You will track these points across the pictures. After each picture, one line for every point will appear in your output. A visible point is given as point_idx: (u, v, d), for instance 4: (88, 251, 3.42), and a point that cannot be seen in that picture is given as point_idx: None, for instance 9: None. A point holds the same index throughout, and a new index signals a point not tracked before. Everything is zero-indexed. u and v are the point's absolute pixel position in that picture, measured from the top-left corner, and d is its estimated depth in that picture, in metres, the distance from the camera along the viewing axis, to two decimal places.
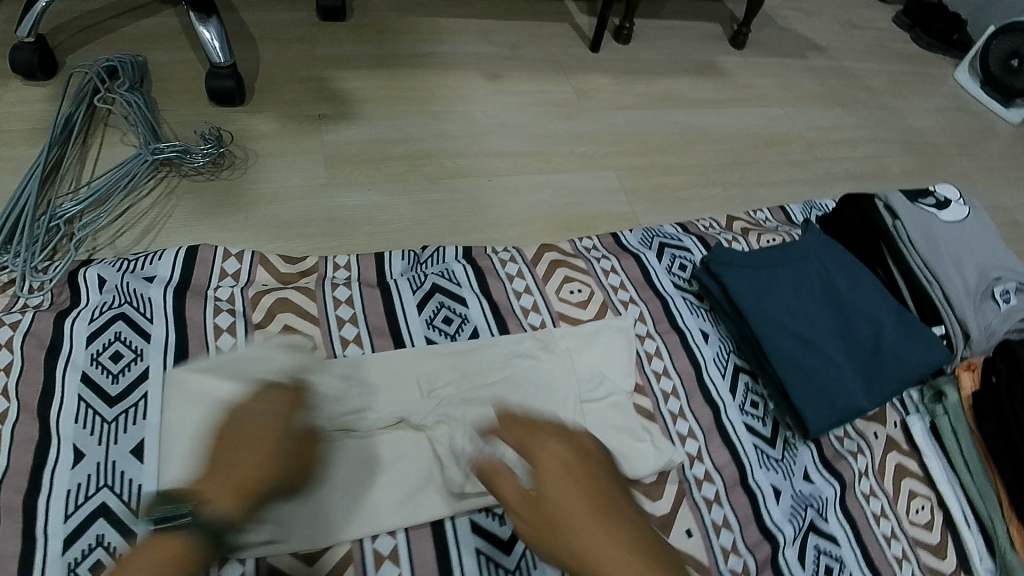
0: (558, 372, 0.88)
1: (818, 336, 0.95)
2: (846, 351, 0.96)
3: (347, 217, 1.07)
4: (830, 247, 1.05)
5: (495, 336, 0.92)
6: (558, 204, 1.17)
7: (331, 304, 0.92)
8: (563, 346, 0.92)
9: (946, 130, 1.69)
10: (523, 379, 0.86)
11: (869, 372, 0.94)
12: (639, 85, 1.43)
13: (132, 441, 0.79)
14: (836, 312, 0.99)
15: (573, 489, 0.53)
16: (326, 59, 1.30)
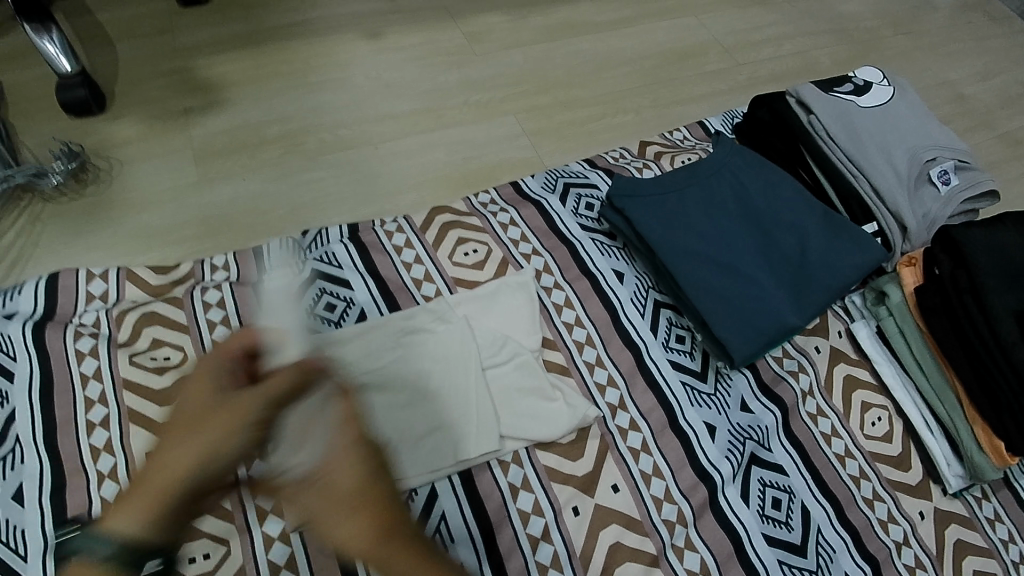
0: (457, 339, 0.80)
1: (737, 258, 0.87)
2: (770, 268, 0.88)
3: (225, 212, 0.99)
4: (744, 156, 0.96)
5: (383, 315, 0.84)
6: (453, 161, 1.09)
7: (201, 309, 0.84)
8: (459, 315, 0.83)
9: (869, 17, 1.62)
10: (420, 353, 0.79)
11: (799, 285, 0.86)
12: (536, 19, 1.33)
13: (11, 486, 0.70)
14: (757, 226, 0.91)
15: (362, 516, 0.45)
16: (189, 44, 1.18)
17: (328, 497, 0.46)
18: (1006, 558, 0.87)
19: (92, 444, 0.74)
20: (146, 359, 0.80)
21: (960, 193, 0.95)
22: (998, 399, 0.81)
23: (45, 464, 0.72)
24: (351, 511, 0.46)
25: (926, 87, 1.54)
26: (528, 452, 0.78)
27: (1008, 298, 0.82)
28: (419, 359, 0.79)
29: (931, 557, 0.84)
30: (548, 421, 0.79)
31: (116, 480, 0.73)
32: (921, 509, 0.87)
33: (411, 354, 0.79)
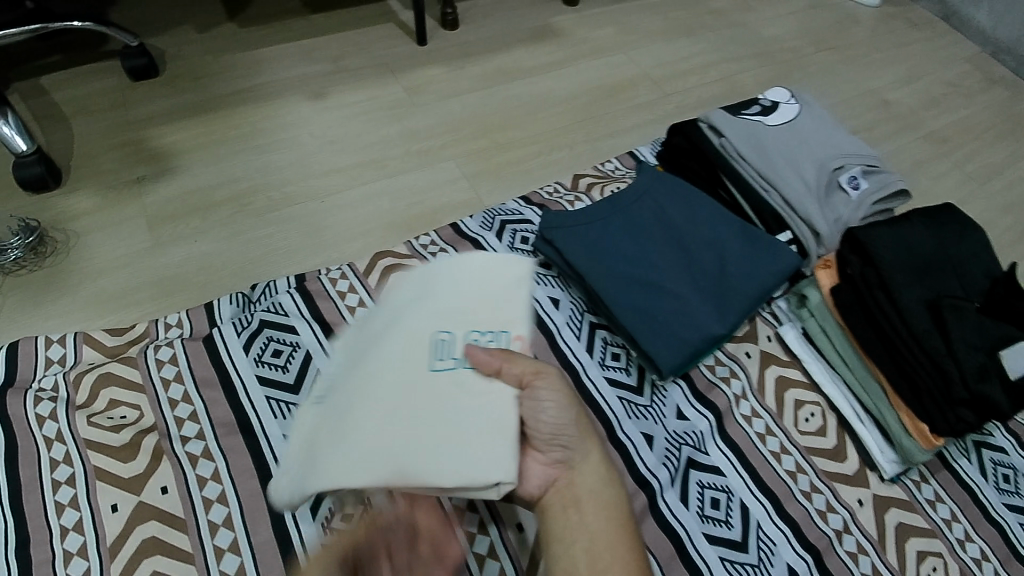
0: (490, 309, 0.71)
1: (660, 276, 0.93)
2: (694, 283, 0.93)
3: (179, 272, 1.04)
4: (663, 181, 1.03)
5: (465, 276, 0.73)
6: (397, 208, 1.15)
7: (154, 367, 0.88)
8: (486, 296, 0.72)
9: (788, 42, 1.73)
10: (414, 344, 0.68)
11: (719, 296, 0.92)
12: (472, 67, 1.41)
13: None
14: (677, 243, 0.96)
15: (617, 507, 0.65)
16: (142, 117, 1.25)
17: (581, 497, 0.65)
18: (950, 537, 0.90)
19: (57, 500, 0.76)
20: (103, 418, 0.83)
21: (870, 197, 1.01)
22: (917, 386, 0.85)
23: (9, 525, 0.74)
24: (597, 505, 0.65)
25: (850, 97, 1.63)
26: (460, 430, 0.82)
27: (915, 289, 0.86)
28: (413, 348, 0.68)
29: (873, 542, 0.87)
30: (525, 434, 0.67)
31: (80, 532, 0.74)
32: (859, 497, 0.91)
33: (404, 331, 0.69)
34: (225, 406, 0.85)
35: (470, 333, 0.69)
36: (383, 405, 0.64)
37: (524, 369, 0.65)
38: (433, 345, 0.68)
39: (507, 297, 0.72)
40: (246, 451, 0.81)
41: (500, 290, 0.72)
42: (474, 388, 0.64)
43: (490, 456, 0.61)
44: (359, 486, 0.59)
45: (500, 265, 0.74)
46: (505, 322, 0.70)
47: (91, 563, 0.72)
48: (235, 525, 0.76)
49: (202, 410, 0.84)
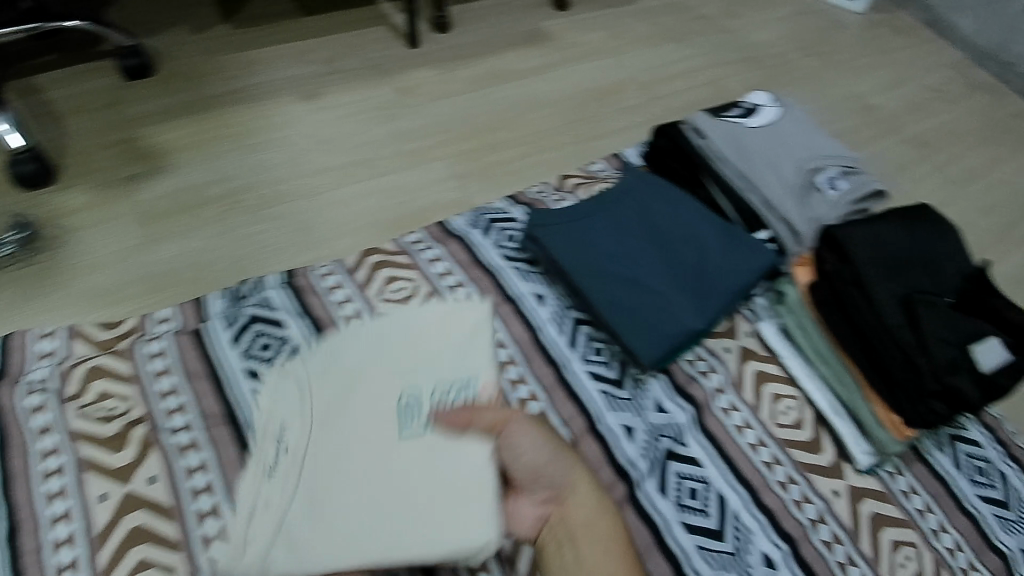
0: (447, 360, 0.79)
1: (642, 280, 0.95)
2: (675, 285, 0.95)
3: (169, 269, 1.06)
4: (646, 181, 1.05)
5: (429, 311, 0.84)
6: (386, 207, 1.17)
7: (144, 360, 0.89)
8: (443, 347, 0.80)
9: (775, 47, 1.76)
10: (382, 415, 0.74)
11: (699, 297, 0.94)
12: (463, 70, 1.43)
13: None
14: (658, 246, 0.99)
15: (615, 535, 0.68)
16: (136, 116, 1.27)
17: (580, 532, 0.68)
18: (924, 528, 0.92)
19: (46, 490, 0.78)
20: (93, 410, 0.84)
21: (849, 196, 1.02)
22: (890, 378, 0.87)
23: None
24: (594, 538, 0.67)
25: (835, 102, 1.66)
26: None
27: (890, 285, 0.88)
28: (382, 410, 0.74)
29: (847, 531, 0.89)
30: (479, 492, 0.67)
31: (69, 521, 0.76)
32: (835, 488, 0.92)
33: (370, 406, 0.75)
34: (213, 400, 0.86)
35: (427, 401, 0.74)
36: (357, 473, 0.69)
37: (492, 419, 0.71)
38: (401, 416, 0.73)
39: (465, 351, 0.80)
40: (233, 442, 0.83)
41: (460, 346, 0.81)
42: (444, 451, 0.69)
43: (461, 522, 0.65)
44: (347, 567, 0.63)
45: (458, 319, 0.84)
46: (465, 374, 0.78)
47: (79, 551, 0.74)
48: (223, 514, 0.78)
49: (190, 402, 0.86)
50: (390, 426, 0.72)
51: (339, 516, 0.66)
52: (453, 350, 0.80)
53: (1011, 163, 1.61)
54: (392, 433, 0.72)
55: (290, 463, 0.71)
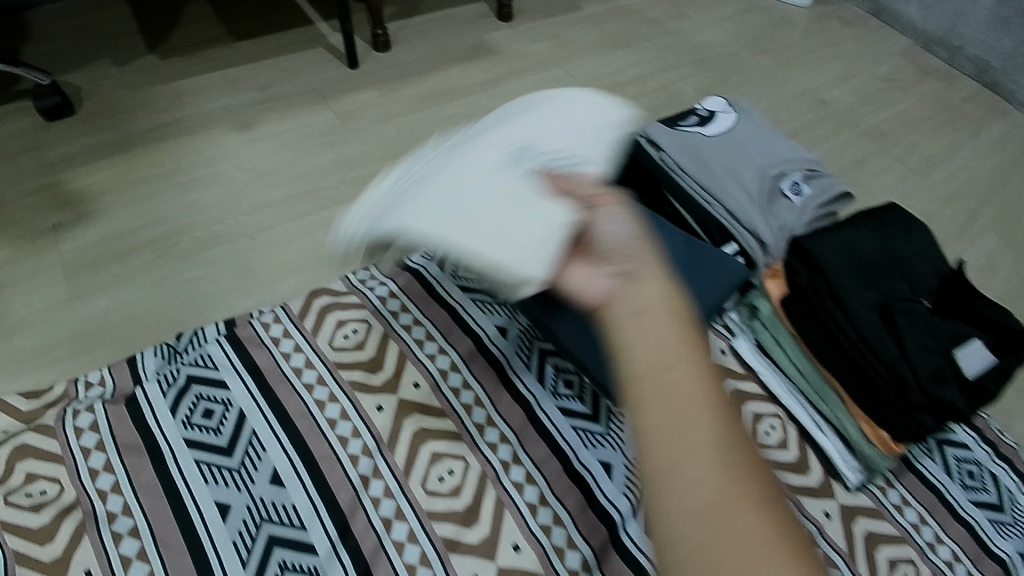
0: (574, 136, 0.66)
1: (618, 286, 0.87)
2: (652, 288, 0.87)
3: (100, 324, 0.97)
4: None
5: (580, 104, 0.70)
6: (333, 241, 1.10)
7: (73, 436, 0.81)
8: (574, 117, 0.68)
9: (724, 47, 1.74)
10: (495, 150, 0.65)
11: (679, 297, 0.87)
12: (407, 89, 1.37)
13: None
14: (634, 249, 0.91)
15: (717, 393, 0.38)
16: (55, 159, 1.17)
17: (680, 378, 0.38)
18: (919, 541, 0.89)
19: None
20: (21, 496, 0.76)
21: (813, 202, 0.99)
22: (873, 393, 0.84)
23: None
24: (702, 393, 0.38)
25: (789, 99, 1.64)
26: (400, 485, 0.79)
27: (866, 295, 0.85)
28: (496, 147, 0.66)
29: (843, 555, 0.85)
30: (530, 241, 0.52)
31: None
32: (826, 509, 0.88)
33: (494, 140, 0.67)
34: (152, 476, 0.78)
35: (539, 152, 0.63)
36: (454, 183, 0.63)
37: (593, 186, 0.51)
38: (512, 158, 0.64)
39: (596, 138, 0.66)
40: (174, 522, 0.75)
41: (590, 136, 0.66)
42: (533, 189, 0.57)
43: (518, 246, 0.54)
44: (409, 237, 0.60)
45: (601, 123, 0.68)
46: (588, 152, 0.64)
47: None
48: None
49: (125, 480, 0.78)
50: (497, 160, 0.64)
51: (419, 212, 0.61)
52: (584, 130, 0.67)
53: (966, 149, 1.60)
54: (501, 163, 0.63)
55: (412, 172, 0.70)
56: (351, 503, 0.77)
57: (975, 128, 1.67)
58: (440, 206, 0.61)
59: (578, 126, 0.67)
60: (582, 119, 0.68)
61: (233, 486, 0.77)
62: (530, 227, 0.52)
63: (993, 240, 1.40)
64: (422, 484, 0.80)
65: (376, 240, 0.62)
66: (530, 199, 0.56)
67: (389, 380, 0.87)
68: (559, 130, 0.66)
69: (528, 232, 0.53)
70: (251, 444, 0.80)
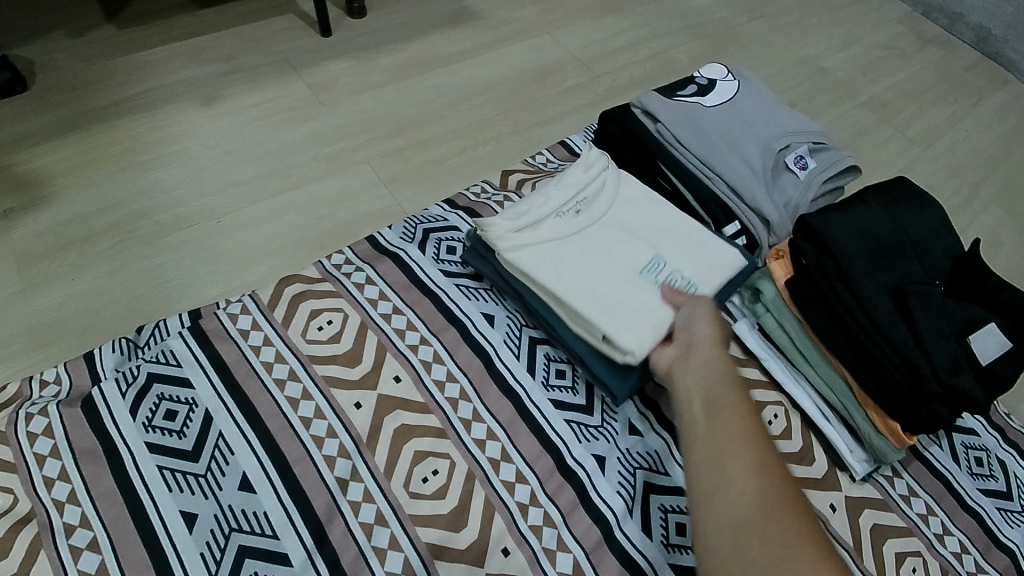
0: (695, 262, 0.84)
1: (632, 262, 0.82)
2: (665, 271, 0.82)
3: (56, 316, 0.90)
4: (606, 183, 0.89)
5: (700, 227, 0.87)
6: (306, 223, 1.03)
7: (25, 442, 0.75)
8: (694, 239, 0.85)
9: (718, 11, 1.66)
10: (632, 254, 0.83)
11: (695, 283, 0.82)
12: (384, 58, 1.29)
13: None
14: (642, 230, 0.86)
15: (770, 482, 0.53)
16: (5, 139, 1.09)
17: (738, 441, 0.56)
18: (927, 533, 0.84)
19: None
20: None
21: (818, 176, 0.93)
22: (885, 381, 0.78)
23: None
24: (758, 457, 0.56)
25: (787, 67, 1.56)
26: (379, 487, 0.74)
27: (877, 277, 0.79)
28: (635, 255, 0.83)
29: (849, 550, 0.81)
30: (638, 330, 0.75)
31: None
32: (831, 502, 0.84)
33: (633, 244, 0.84)
34: (112, 484, 0.72)
35: (667, 270, 0.82)
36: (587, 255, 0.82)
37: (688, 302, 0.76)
38: (647, 265, 0.82)
39: (708, 269, 0.83)
40: (136, 534, 0.69)
41: (712, 267, 0.83)
42: (654, 299, 0.78)
43: (632, 328, 0.75)
44: (535, 275, 0.80)
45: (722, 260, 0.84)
46: (699, 278, 0.82)
47: None
48: None
49: (83, 489, 0.71)
50: (636, 266, 0.82)
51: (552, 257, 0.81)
52: (699, 254, 0.84)
53: (967, 119, 1.54)
54: (635, 266, 0.82)
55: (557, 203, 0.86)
56: (327, 509, 0.72)
57: (977, 98, 1.61)
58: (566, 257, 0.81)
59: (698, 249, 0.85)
60: (701, 241, 0.86)
61: (201, 493, 0.72)
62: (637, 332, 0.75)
63: (996, 213, 1.35)
64: (403, 485, 0.74)
65: (505, 255, 0.81)
66: (641, 308, 0.77)
67: (368, 374, 0.81)
68: (674, 247, 0.85)
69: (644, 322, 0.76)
70: (218, 447, 0.74)
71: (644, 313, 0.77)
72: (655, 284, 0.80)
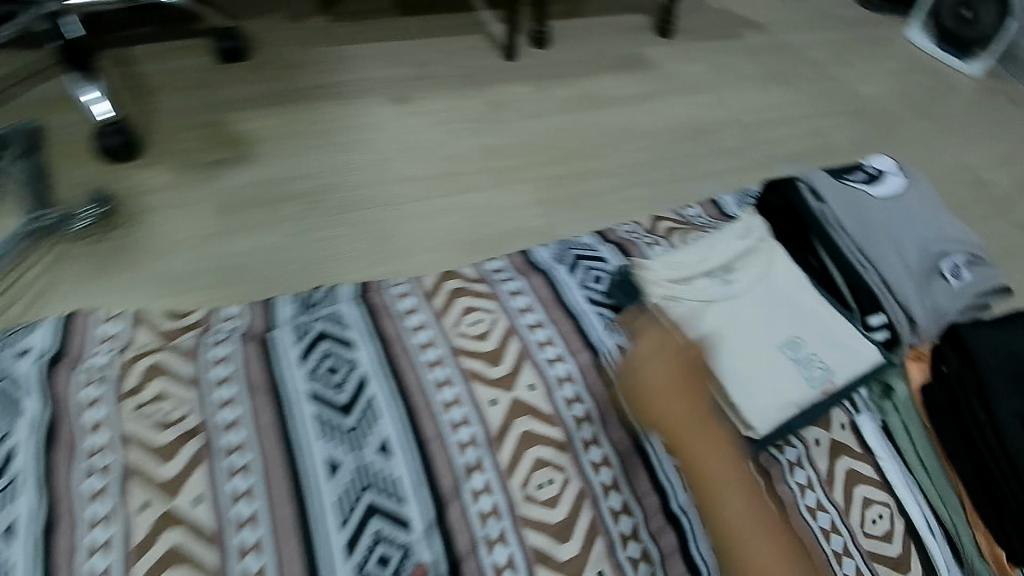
0: (828, 346, 0.86)
1: (770, 336, 0.86)
2: (803, 350, 0.86)
3: (243, 263, 1.02)
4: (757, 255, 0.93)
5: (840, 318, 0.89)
6: (466, 227, 1.11)
7: (207, 365, 0.85)
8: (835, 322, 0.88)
9: (883, 102, 1.66)
10: (772, 326, 0.87)
11: (829, 367, 0.85)
12: (558, 90, 1.37)
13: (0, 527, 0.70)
14: (784, 303, 0.89)
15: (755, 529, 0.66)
16: (226, 100, 1.24)
17: (717, 503, 0.68)
18: None
19: (87, 489, 0.73)
20: (147, 409, 0.80)
21: (972, 289, 0.93)
22: (1000, 506, 0.78)
23: (32, 513, 0.71)
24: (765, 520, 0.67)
25: (945, 170, 1.54)
26: (500, 482, 0.80)
27: (1016, 400, 0.78)
28: (774, 327, 0.87)
29: None
30: (761, 404, 0.82)
31: (106, 527, 0.71)
32: None
33: (775, 317, 0.88)
34: (272, 417, 0.81)
35: (800, 349, 0.86)
36: (731, 319, 0.87)
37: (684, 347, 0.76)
38: (784, 341, 0.86)
39: (843, 356, 0.86)
40: (286, 469, 0.78)
41: (846, 354, 0.86)
42: (783, 379, 0.84)
43: (756, 402, 0.82)
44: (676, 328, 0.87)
45: (856, 348, 0.87)
46: (832, 364, 0.86)
47: (112, 562, 0.69)
48: (266, 549, 0.72)
49: (248, 416, 0.81)
50: (773, 340, 0.86)
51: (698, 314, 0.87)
52: (835, 341, 0.87)
53: None
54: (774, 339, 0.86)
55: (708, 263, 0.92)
56: (451, 490, 0.78)
57: None
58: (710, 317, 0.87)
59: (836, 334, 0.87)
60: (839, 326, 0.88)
61: (346, 446, 0.80)
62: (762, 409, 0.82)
63: None
64: (521, 485, 0.80)
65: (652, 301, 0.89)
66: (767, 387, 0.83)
67: (505, 376, 0.87)
68: (810, 327, 0.88)
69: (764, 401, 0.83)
70: (368, 409, 0.83)
71: (766, 393, 0.83)
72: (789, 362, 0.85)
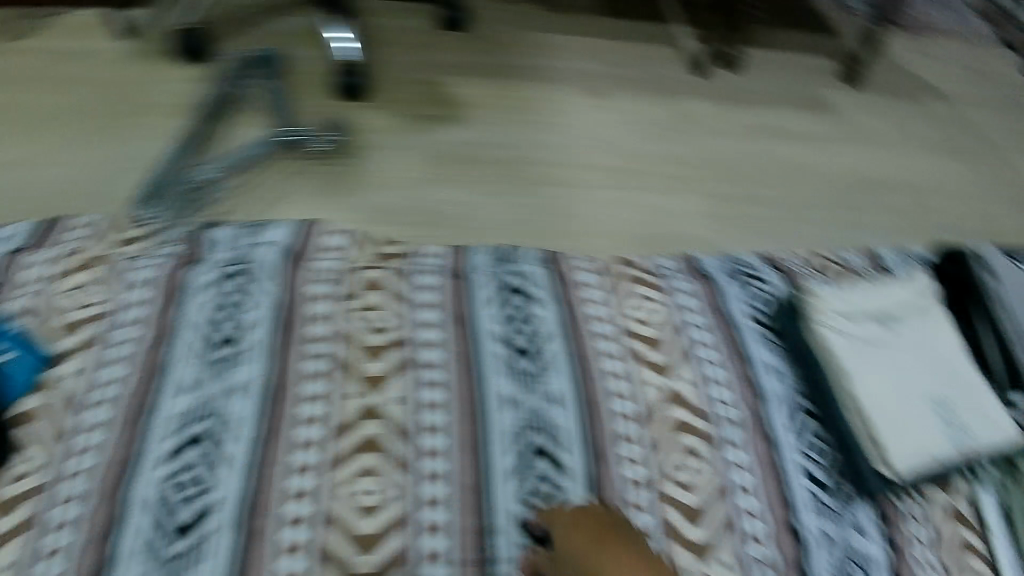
0: (976, 415, 0.91)
1: (926, 390, 0.91)
2: (953, 412, 0.90)
3: (442, 209, 1.14)
4: (926, 314, 0.98)
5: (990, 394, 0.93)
6: (641, 222, 1.19)
7: (413, 291, 0.99)
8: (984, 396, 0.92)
9: None
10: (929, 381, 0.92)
11: (974, 434, 0.89)
12: (741, 114, 1.43)
13: (238, 381, 0.87)
14: (942, 364, 0.94)
15: None
16: (443, 65, 1.38)
17: None
18: None
19: (311, 369, 0.89)
20: (364, 317, 0.95)
21: None
22: None
23: (263, 376, 0.87)
24: None
25: None
26: (647, 454, 0.88)
27: None
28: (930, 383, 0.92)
29: None
30: (907, 449, 0.87)
31: (319, 404, 0.86)
32: None
33: (933, 374, 0.92)
34: (461, 348, 0.93)
35: (951, 410, 0.90)
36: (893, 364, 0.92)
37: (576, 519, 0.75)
38: (937, 398, 0.91)
39: (985, 428, 0.90)
40: (466, 394, 0.89)
41: (988, 427, 0.90)
42: (930, 432, 0.88)
43: (903, 445, 0.87)
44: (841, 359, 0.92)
45: (997, 425, 0.91)
46: (976, 432, 0.90)
47: (321, 432, 0.84)
48: (443, 455, 0.84)
49: (442, 342, 0.93)
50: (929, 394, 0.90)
51: (864, 352, 0.93)
52: (982, 412, 0.91)
53: None
54: (928, 394, 0.91)
55: (881, 306, 0.97)
56: (602, 450, 0.87)
57: None
58: (875, 358, 0.92)
59: (984, 406, 0.92)
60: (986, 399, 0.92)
61: (518, 388, 0.90)
62: (907, 453, 0.87)
63: None
64: (663, 463, 0.88)
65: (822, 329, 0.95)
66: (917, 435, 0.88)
67: (666, 365, 0.96)
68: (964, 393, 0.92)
69: (910, 445, 0.87)
70: (541, 362, 0.93)
71: (915, 440, 0.88)
72: (938, 418, 0.89)
